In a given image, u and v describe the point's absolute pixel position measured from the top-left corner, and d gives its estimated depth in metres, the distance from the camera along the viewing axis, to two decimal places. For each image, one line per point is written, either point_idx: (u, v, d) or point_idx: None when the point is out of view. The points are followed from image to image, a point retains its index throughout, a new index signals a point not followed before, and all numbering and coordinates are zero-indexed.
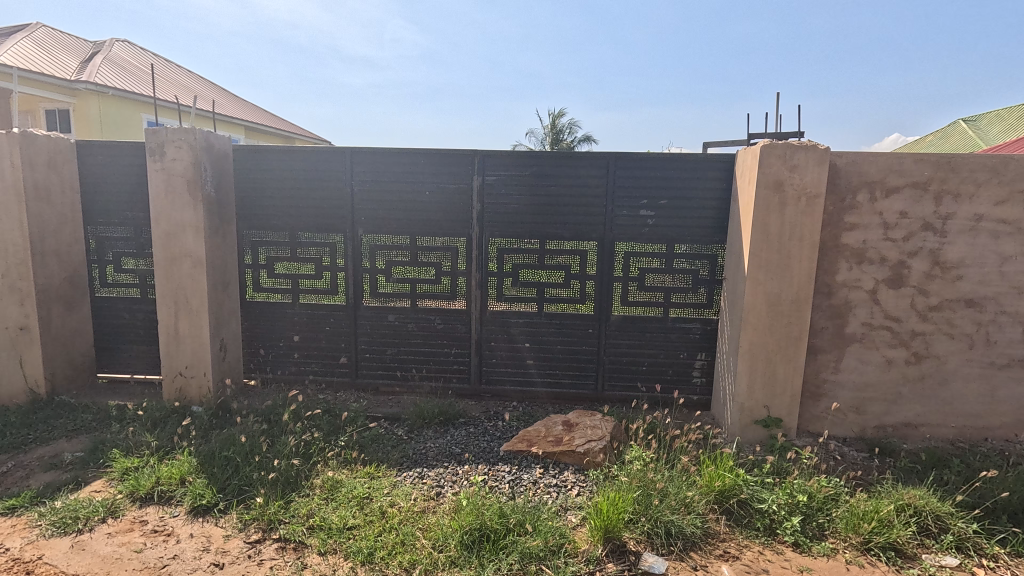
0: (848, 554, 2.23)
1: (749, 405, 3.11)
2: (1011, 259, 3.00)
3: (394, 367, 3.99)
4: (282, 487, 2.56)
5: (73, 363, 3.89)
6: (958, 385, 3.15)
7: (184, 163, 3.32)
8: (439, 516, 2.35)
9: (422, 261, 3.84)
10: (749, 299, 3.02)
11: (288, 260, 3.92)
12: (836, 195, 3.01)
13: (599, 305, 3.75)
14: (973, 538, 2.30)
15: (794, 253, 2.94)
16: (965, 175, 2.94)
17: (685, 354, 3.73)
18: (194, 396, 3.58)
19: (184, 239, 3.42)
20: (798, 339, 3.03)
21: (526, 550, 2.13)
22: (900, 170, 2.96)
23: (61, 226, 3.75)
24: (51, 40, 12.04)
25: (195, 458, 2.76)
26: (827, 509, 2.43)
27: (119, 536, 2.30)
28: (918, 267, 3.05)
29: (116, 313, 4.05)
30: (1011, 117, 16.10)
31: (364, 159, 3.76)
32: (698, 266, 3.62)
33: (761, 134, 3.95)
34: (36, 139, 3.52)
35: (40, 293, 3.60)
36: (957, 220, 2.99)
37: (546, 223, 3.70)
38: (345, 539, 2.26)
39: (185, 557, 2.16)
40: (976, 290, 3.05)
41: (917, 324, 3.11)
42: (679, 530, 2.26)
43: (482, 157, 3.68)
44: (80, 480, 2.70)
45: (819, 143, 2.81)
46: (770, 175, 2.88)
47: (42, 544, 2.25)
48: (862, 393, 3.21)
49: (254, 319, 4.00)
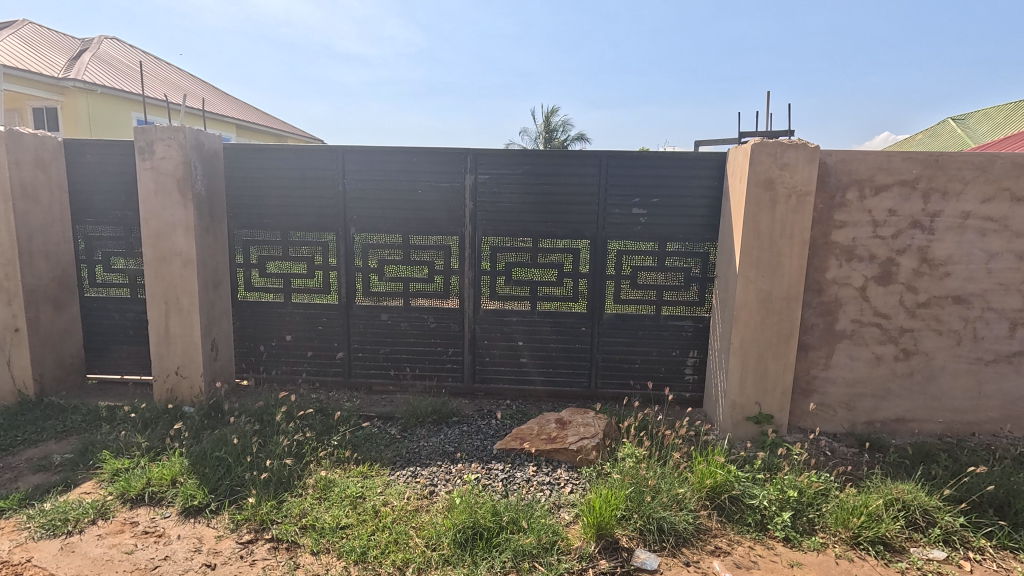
0: (838, 548, 2.26)
1: (741, 401, 3.13)
2: (997, 256, 3.04)
3: (388, 366, 3.99)
4: (274, 487, 2.55)
5: (62, 364, 3.85)
6: (946, 381, 3.19)
7: (173, 162, 3.30)
8: (432, 514, 2.36)
9: (414, 260, 3.83)
10: (740, 296, 3.05)
11: (279, 260, 3.90)
12: (826, 194, 3.04)
13: (592, 303, 3.76)
14: (960, 532, 2.33)
15: (784, 250, 2.96)
16: (953, 173, 2.97)
17: (678, 352, 3.75)
18: (185, 397, 3.55)
19: (174, 239, 3.39)
20: (788, 336, 3.05)
21: (520, 547, 2.14)
22: (888, 168, 2.99)
23: (49, 226, 3.70)
24: (38, 36, 11.89)
25: (187, 459, 2.74)
26: (817, 504, 2.46)
27: (110, 537, 2.28)
28: (907, 264, 3.09)
29: (105, 313, 4.02)
30: (1000, 117, 16.31)
31: (356, 158, 3.75)
32: (691, 264, 3.64)
33: (752, 133, 3.98)
34: (23, 138, 3.47)
35: (28, 294, 3.56)
36: (945, 218, 3.02)
37: (539, 222, 3.71)
38: (338, 539, 2.25)
39: (177, 558, 2.15)
40: (964, 287, 3.08)
41: (906, 321, 3.14)
42: (671, 526, 2.27)
43: (475, 155, 3.67)
44: (69, 481, 2.67)
45: (808, 142, 2.83)
46: (761, 173, 2.90)
47: (31, 546, 2.22)
48: (852, 390, 3.24)
49: (246, 319, 3.98)
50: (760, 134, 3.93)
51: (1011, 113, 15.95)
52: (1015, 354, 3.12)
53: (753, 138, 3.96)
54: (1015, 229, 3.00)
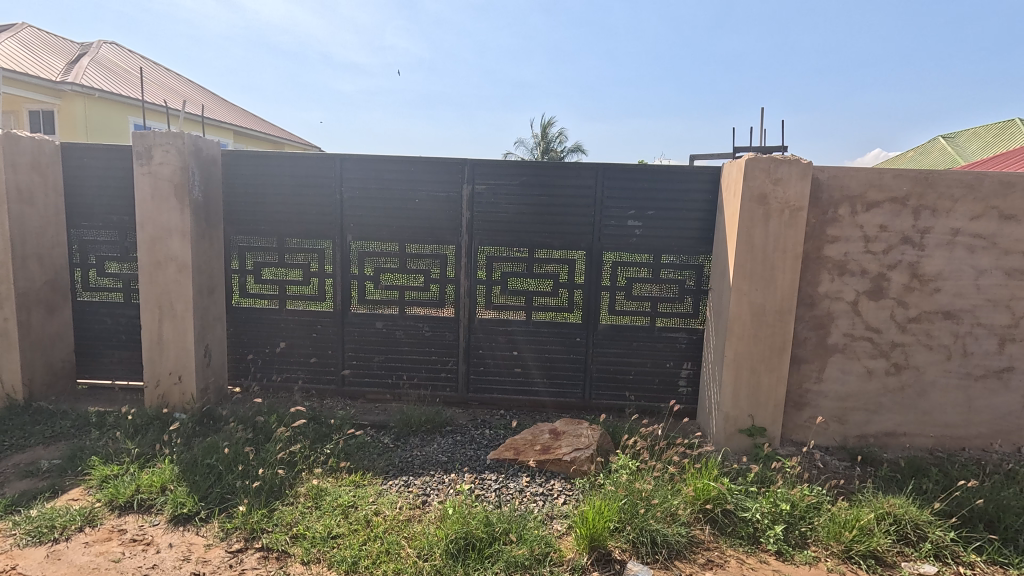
0: (830, 562, 2.26)
1: (734, 414, 3.14)
2: (986, 273, 3.09)
3: (383, 374, 3.97)
4: (265, 496, 2.53)
5: (52, 368, 3.81)
6: (936, 396, 3.22)
7: (171, 167, 3.30)
8: (425, 524, 2.34)
9: (411, 268, 3.84)
10: (734, 309, 3.07)
11: (275, 266, 3.89)
12: (819, 209, 3.08)
13: (588, 314, 3.77)
14: (950, 546, 2.34)
15: (777, 264, 2.99)
16: (943, 191, 3.03)
17: (672, 363, 3.77)
18: (176, 402, 3.53)
19: (170, 244, 3.39)
20: (780, 348, 3.07)
21: (512, 558, 2.12)
22: (880, 184, 3.04)
23: (44, 229, 3.70)
24: (40, 40, 12.00)
25: (177, 466, 2.71)
26: (809, 517, 2.46)
27: (97, 545, 2.25)
28: (898, 280, 3.13)
29: (97, 317, 3.98)
30: (988, 135, 16.54)
31: (354, 165, 3.77)
32: (685, 276, 3.67)
33: (747, 148, 4.04)
34: (20, 141, 3.47)
35: (20, 296, 3.55)
36: (935, 234, 3.07)
37: (536, 232, 3.73)
38: (329, 548, 2.24)
39: (165, 566, 2.13)
40: (953, 302, 3.13)
41: (897, 335, 3.18)
42: (664, 539, 2.27)
43: (472, 165, 3.71)
44: (56, 488, 2.64)
45: (801, 157, 2.87)
46: (754, 189, 2.94)
47: (16, 554, 2.19)
48: (844, 403, 3.26)
49: (240, 326, 3.97)
50: (755, 148, 3.98)
51: (1000, 131, 16.19)
52: (1004, 369, 3.17)
53: (749, 152, 4.03)
54: (1004, 246, 3.05)
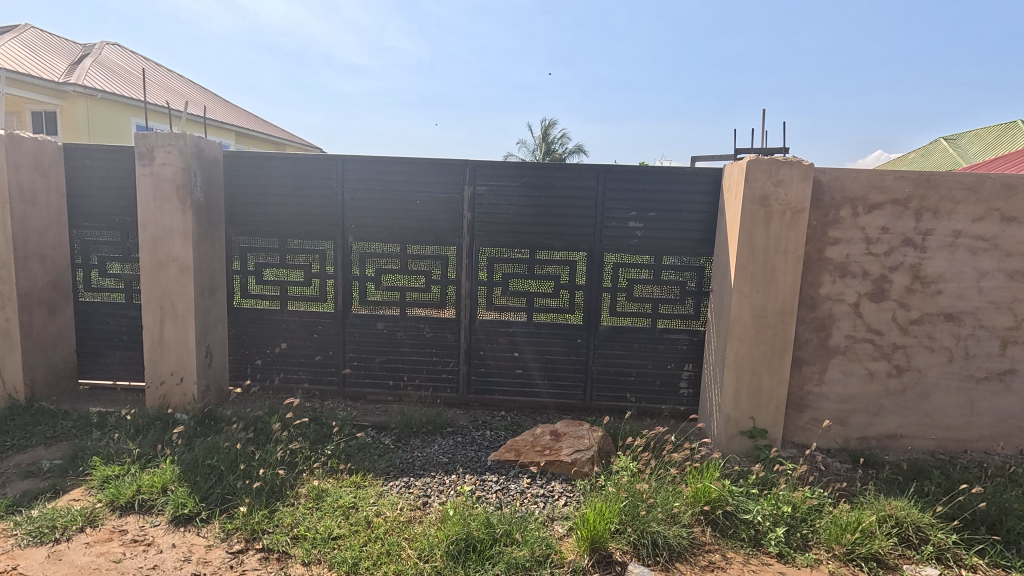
0: (831, 564, 2.26)
1: (735, 416, 3.13)
2: (988, 275, 3.08)
3: (384, 375, 3.98)
4: (266, 496, 2.53)
5: (53, 368, 3.81)
6: (938, 398, 3.21)
7: (173, 168, 3.31)
8: (426, 525, 2.34)
9: (411, 269, 3.85)
10: (735, 311, 3.06)
11: (276, 267, 3.89)
12: (820, 210, 3.08)
13: (588, 315, 3.77)
14: (953, 549, 2.33)
15: (778, 266, 2.99)
16: (944, 193, 3.02)
17: (673, 365, 3.76)
18: (177, 403, 3.53)
19: (171, 245, 3.39)
20: (781, 349, 3.07)
21: (513, 560, 2.12)
22: (881, 186, 3.03)
23: (46, 229, 3.70)
24: (41, 40, 12.03)
25: (178, 467, 2.71)
26: (811, 519, 2.46)
27: (98, 545, 2.25)
28: (900, 282, 3.12)
29: (98, 318, 3.98)
30: (988, 137, 16.57)
31: (355, 167, 3.77)
32: (686, 277, 3.67)
33: (748, 150, 4.05)
34: (23, 142, 3.48)
35: (22, 297, 3.56)
36: (937, 236, 3.07)
37: (537, 233, 3.73)
38: (330, 549, 2.23)
39: (166, 567, 2.13)
40: (955, 304, 3.12)
41: (899, 337, 3.17)
42: (665, 541, 2.26)
43: (473, 166, 3.71)
44: (57, 489, 2.64)
45: (802, 158, 2.87)
46: (756, 191, 2.94)
47: (17, 554, 2.19)
48: (845, 405, 3.25)
49: (241, 326, 3.97)
50: (756, 150, 3.98)
51: (1000, 134, 16.22)
52: (1006, 371, 3.16)
53: (750, 154, 4.04)
54: (1005, 248, 3.05)
